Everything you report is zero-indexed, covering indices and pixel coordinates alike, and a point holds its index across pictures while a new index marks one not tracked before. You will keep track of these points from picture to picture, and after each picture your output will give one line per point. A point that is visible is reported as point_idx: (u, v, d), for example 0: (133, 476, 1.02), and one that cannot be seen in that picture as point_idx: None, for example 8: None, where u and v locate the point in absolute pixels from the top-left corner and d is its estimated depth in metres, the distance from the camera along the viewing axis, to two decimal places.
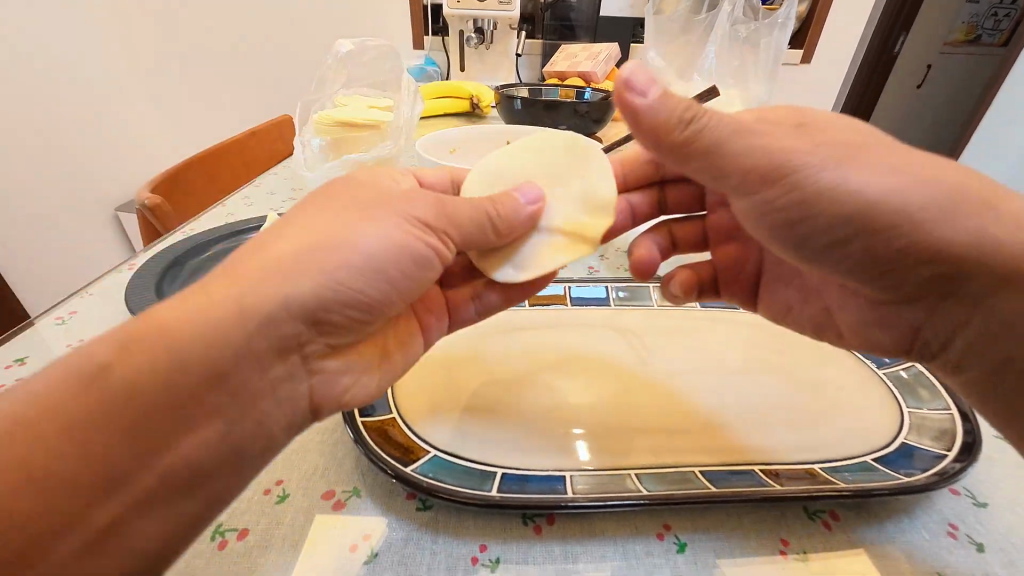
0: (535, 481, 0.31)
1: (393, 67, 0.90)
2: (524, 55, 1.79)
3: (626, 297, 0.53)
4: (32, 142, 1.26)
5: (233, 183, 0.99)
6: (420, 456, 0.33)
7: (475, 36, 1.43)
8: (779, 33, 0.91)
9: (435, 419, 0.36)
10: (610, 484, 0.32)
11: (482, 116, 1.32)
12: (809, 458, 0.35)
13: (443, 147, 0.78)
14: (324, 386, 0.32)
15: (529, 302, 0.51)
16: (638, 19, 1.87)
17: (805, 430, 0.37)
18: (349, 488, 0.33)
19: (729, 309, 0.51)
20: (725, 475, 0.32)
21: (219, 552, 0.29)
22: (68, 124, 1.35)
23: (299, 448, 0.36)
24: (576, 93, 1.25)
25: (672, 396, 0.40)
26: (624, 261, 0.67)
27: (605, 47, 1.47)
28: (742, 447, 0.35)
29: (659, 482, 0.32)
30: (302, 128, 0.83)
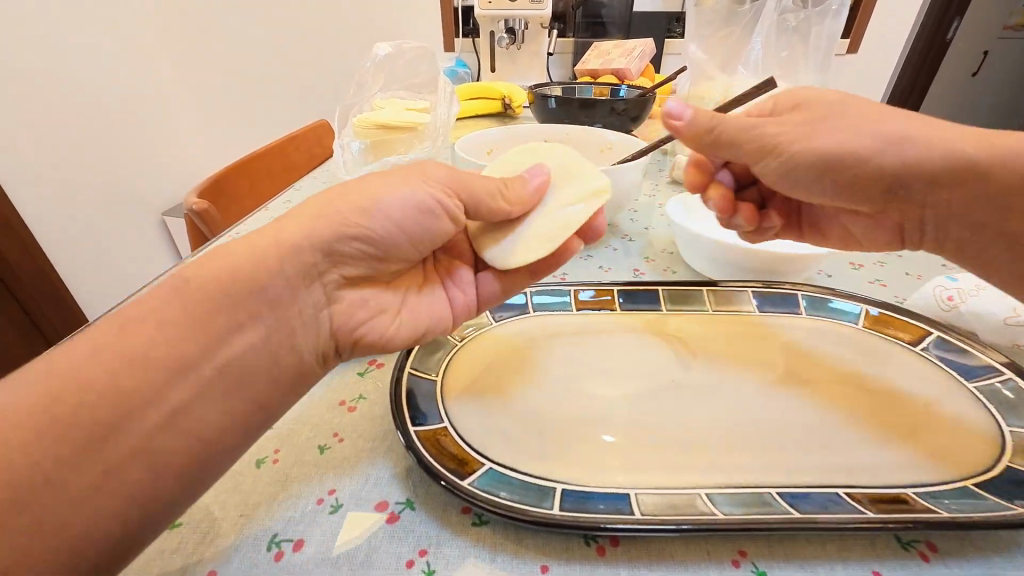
0: (596, 499, 0.30)
1: (428, 69, 0.91)
2: (556, 55, 1.77)
3: (678, 301, 0.49)
4: (84, 149, 1.32)
5: (274, 186, 1.01)
6: (475, 469, 0.31)
7: (506, 36, 1.42)
8: (832, 21, 0.87)
9: (488, 427, 0.35)
10: (680, 505, 0.29)
11: (514, 116, 1.31)
12: (898, 482, 0.32)
13: (481, 148, 0.77)
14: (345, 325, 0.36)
15: (576, 305, 0.49)
16: (672, 13, 1.83)
17: (887, 451, 0.34)
18: (402, 499, 0.32)
19: (792, 315, 0.48)
20: (808, 497, 0.30)
21: (277, 564, 0.28)
22: (116, 132, 1.41)
23: (350, 456, 0.35)
24: (611, 90, 1.22)
25: (735, 410, 0.38)
26: (670, 262, 0.65)
27: (639, 42, 1.43)
28: (822, 467, 0.33)
29: (734, 504, 0.29)
30: (342, 131, 0.84)
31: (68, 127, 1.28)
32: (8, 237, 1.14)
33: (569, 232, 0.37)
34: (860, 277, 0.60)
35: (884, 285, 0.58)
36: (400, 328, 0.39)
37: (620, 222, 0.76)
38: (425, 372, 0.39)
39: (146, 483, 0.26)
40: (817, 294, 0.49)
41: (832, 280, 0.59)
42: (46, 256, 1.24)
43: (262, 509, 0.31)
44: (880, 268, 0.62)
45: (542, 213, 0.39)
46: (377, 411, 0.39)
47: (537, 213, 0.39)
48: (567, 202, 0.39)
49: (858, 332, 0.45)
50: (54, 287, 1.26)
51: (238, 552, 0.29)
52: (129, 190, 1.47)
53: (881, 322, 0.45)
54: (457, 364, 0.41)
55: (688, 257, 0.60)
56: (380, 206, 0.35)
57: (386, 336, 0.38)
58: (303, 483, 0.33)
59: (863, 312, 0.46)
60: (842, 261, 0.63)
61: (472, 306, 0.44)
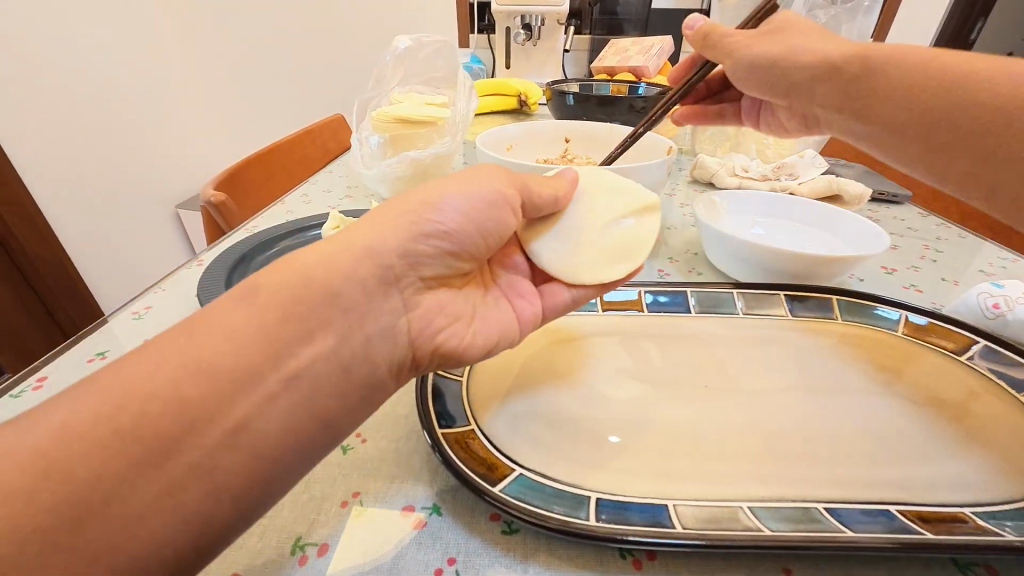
0: (633, 510, 0.28)
1: (446, 63, 0.90)
2: (571, 52, 1.73)
3: (707, 304, 0.48)
4: (98, 141, 1.33)
5: (290, 180, 1.00)
6: (506, 474, 0.30)
7: (523, 32, 1.40)
8: (864, 18, 0.84)
9: (517, 431, 0.34)
10: (722, 517, 0.28)
11: (530, 113, 1.30)
12: (951, 501, 0.30)
13: (501, 143, 0.75)
14: (428, 330, 0.34)
15: (603, 307, 0.48)
16: (689, 10, 1.81)
17: (934, 467, 0.33)
18: (429, 504, 0.31)
19: (827, 320, 0.46)
20: (862, 515, 0.28)
21: (301, 568, 0.27)
22: (129, 125, 1.42)
23: (373, 457, 0.34)
24: (629, 88, 1.19)
25: (769, 421, 0.37)
26: (695, 263, 0.63)
27: (657, 39, 1.41)
28: (864, 482, 0.32)
29: (781, 520, 0.28)
30: (360, 125, 0.84)
31: (83, 118, 1.28)
32: (27, 226, 1.16)
33: (626, 249, 0.41)
34: (893, 282, 0.58)
35: (920, 291, 0.56)
36: (475, 337, 0.37)
37: None
38: (450, 372, 0.38)
39: (196, 499, 0.24)
40: (854, 299, 0.47)
41: (864, 285, 0.57)
42: (63, 247, 1.25)
43: (286, 510, 0.31)
44: (915, 273, 0.60)
45: (590, 221, 0.41)
46: (400, 411, 0.38)
47: (585, 219, 0.40)
48: (616, 215, 0.41)
49: (896, 339, 0.44)
50: (69, 277, 1.27)
51: (262, 556, 0.28)
52: (143, 183, 1.48)
53: (923, 329, 0.44)
54: (482, 364, 0.40)
55: (715, 259, 0.59)
56: (409, 200, 0.34)
57: (465, 344, 0.36)
58: (326, 484, 0.32)
59: (902, 318, 0.45)
60: (874, 266, 0.61)
61: (541, 315, 0.41)
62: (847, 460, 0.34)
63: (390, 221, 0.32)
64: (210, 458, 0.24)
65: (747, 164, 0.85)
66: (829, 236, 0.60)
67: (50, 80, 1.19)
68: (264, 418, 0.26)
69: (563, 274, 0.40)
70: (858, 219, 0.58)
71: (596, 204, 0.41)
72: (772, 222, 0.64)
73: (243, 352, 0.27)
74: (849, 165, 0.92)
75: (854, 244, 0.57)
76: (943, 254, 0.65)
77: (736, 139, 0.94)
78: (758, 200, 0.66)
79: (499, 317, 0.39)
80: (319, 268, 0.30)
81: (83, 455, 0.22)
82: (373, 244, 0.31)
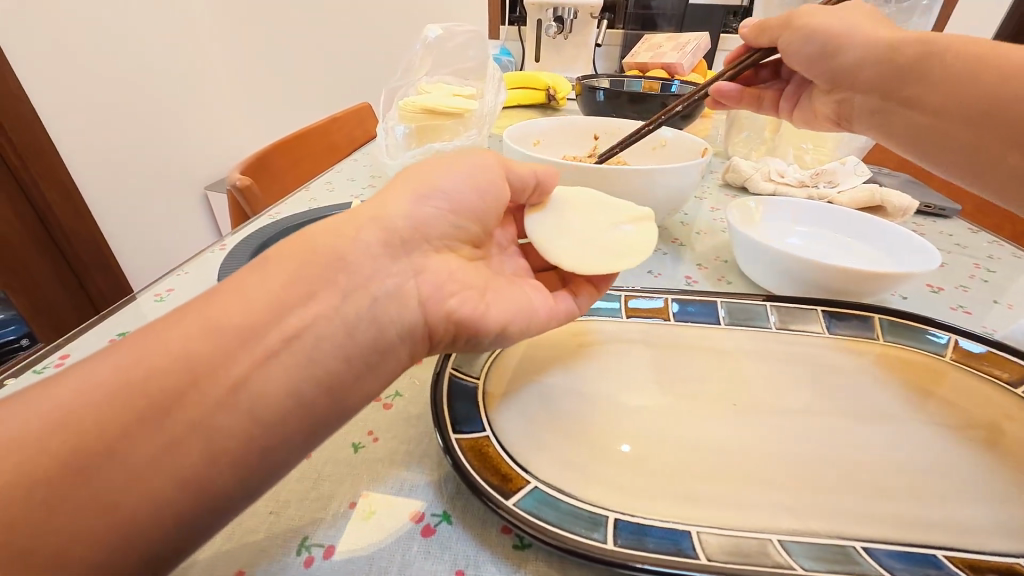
0: (654, 535, 0.27)
1: (478, 54, 0.88)
2: (602, 47, 1.68)
3: (738, 316, 0.45)
4: (119, 127, 1.34)
5: (317, 167, 1.01)
6: (520, 487, 0.29)
7: (554, 25, 1.37)
8: None
9: (532, 441, 0.33)
10: (749, 550, 0.26)
11: (557, 108, 1.28)
12: (998, 549, 0.28)
13: (527, 139, 0.73)
14: (441, 295, 0.33)
15: (626, 313, 0.46)
16: (727, 7, 1.74)
17: (978, 510, 0.30)
18: (437, 511, 0.30)
19: (866, 340, 0.43)
20: (905, 559, 0.26)
21: (307, 569, 0.27)
22: (152, 109, 1.44)
23: (384, 458, 0.33)
24: (661, 86, 1.16)
25: (788, 446, 0.35)
26: (724, 271, 0.61)
27: (692, 36, 1.37)
28: (907, 521, 0.29)
29: (814, 558, 0.26)
30: (387, 114, 0.83)
31: (106, 102, 1.29)
32: (66, 201, 1.20)
33: (631, 249, 0.42)
34: (940, 302, 0.54)
35: (969, 313, 0.53)
36: (488, 311, 0.36)
37: (670, 224, 0.73)
38: (467, 374, 0.36)
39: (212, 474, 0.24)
40: (899, 319, 0.44)
41: (907, 303, 0.54)
42: (99, 227, 1.30)
43: (292, 509, 0.30)
44: (962, 293, 0.56)
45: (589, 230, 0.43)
46: (413, 411, 0.37)
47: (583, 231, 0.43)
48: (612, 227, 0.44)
49: (944, 366, 0.41)
50: (103, 255, 1.32)
51: (268, 554, 0.27)
52: (172, 163, 1.52)
53: (975, 356, 0.40)
54: (499, 367, 0.38)
55: (745, 267, 0.56)
56: (416, 196, 0.34)
57: (480, 313, 0.35)
58: (335, 483, 0.31)
59: (952, 342, 0.42)
60: (918, 283, 0.58)
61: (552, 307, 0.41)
62: (885, 495, 0.31)
63: (386, 215, 0.32)
64: (208, 440, 0.24)
65: (783, 169, 0.81)
66: (870, 249, 0.57)
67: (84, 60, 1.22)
68: (254, 401, 0.26)
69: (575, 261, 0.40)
70: (905, 234, 0.54)
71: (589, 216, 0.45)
72: (808, 233, 0.61)
73: (244, 343, 0.26)
74: (892, 174, 0.87)
75: (898, 261, 0.53)
76: (996, 274, 0.61)
77: (773, 143, 0.90)
78: (794, 208, 0.63)
79: (514, 297, 0.38)
80: (324, 261, 0.29)
81: (79, 444, 0.22)
82: (369, 238, 0.31)
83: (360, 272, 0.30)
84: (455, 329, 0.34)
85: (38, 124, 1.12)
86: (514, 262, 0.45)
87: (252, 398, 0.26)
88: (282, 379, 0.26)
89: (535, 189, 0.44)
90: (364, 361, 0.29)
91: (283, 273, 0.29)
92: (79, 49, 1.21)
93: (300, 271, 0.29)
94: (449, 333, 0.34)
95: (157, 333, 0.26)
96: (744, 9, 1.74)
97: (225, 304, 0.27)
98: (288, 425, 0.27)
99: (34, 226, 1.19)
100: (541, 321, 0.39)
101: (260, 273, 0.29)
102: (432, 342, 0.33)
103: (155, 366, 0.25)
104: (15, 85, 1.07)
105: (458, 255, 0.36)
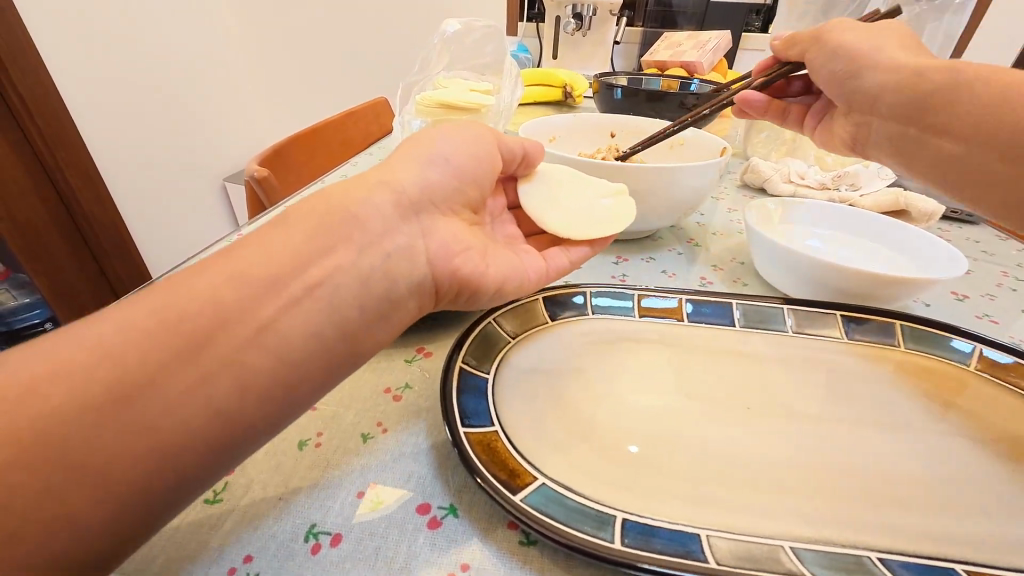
0: (662, 537, 0.26)
1: (494, 49, 0.89)
2: (620, 44, 1.66)
3: (754, 318, 0.45)
4: (119, 127, 1.31)
5: (331, 160, 1.01)
6: (528, 483, 0.28)
7: (573, 22, 1.35)
8: None
9: (541, 438, 0.33)
10: (759, 555, 0.26)
11: (573, 105, 1.27)
12: (1017, 566, 0.27)
13: (543, 134, 0.73)
14: (448, 255, 0.35)
15: (639, 312, 0.45)
16: (749, 4, 1.70)
17: (1002, 530, 0.29)
18: (444, 504, 0.30)
19: (886, 347, 0.42)
20: (922, 572, 0.25)
21: (314, 557, 0.27)
22: (154, 110, 1.41)
23: (393, 450, 0.33)
24: (680, 84, 1.14)
25: (791, 446, 0.35)
26: (741, 273, 0.60)
27: (714, 35, 1.34)
28: (922, 532, 0.29)
29: (826, 566, 0.25)
30: (404, 108, 0.83)
31: (106, 101, 1.27)
32: (88, 189, 1.23)
33: (613, 216, 0.46)
34: (964, 310, 0.53)
35: (994, 322, 0.51)
36: (486, 270, 0.38)
37: (685, 225, 0.72)
38: (477, 369, 0.36)
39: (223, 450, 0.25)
40: (920, 325, 0.42)
41: (929, 310, 0.53)
42: (119, 215, 1.33)
43: (301, 496, 0.30)
44: (988, 301, 0.55)
45: (575, 199, 0.47)
46: (422, 403, 0.37)
47: (571, 199, 0.47)
48: (596, 195, 0.48)
49: (967, 375, 0.39)
50: (123, 242, 1.35)
51: (277, 540, 0.27)
52: (184, 160, 1.52)
53: (1001, 366, 0.39)
54: (508, 362, 0.38)
55: (763, 270, 0.55)
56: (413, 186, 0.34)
57: (479, 271, 0.37)
58: (345, 473, 0.32)
59: (977, 351, 0.40)
60: (942, 289, 0.56)
61: (545, 272, 0.43)
62: (905, 507, 0.30)
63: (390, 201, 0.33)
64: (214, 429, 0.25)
65: (804, 171, 0.80)
66: (891, 252, 0.55)
67: (103, 54, 1.25)
68: (263, 365, 0.26)
69: (545, 225, 0.44)
70: (928, 236, 0.53)
71: (578, 186, 0.48)
72: (828, 235, 0.59)
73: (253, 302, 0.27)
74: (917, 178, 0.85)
75: (924, 266, 0.52)
76: None
77: (794, 144, 0.89)
78: (815, 209, 0.61)
79: (506, 259, 0.41)
80: (345, 226, 0.31)
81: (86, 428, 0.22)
82: (373, 213, 0.32)
83: (366, 239, 0.31)
84: (459, 287, 0.37)
85: (63, 109, 1.15)
86: (505, 230, 0.47)
87: (271, 358, 0.27)
88: (289, 343, 0.27)
89: (523, 160, 0.46)
90: (375, 310, 0.31)
91: (300, 235, 0.30)
92: (81, 48, 1.19)
93: (312, 237, 0.30)
94: (453, 289, 0.37)
95: (179, 286, 0.27)
96: (767, 6, 1.69)
97: (243, 263, 0.28)
98: (302, 391, 0.28)
99: (59, 210, 1.22)
100: (530, 281, 0.42)
101: (278, 237, 0.30)
102: (437, 297, 0.36)
103: (162, 323, 0.25)
104: (43, 74, 1.10)
105: (460, 225, 0.38)
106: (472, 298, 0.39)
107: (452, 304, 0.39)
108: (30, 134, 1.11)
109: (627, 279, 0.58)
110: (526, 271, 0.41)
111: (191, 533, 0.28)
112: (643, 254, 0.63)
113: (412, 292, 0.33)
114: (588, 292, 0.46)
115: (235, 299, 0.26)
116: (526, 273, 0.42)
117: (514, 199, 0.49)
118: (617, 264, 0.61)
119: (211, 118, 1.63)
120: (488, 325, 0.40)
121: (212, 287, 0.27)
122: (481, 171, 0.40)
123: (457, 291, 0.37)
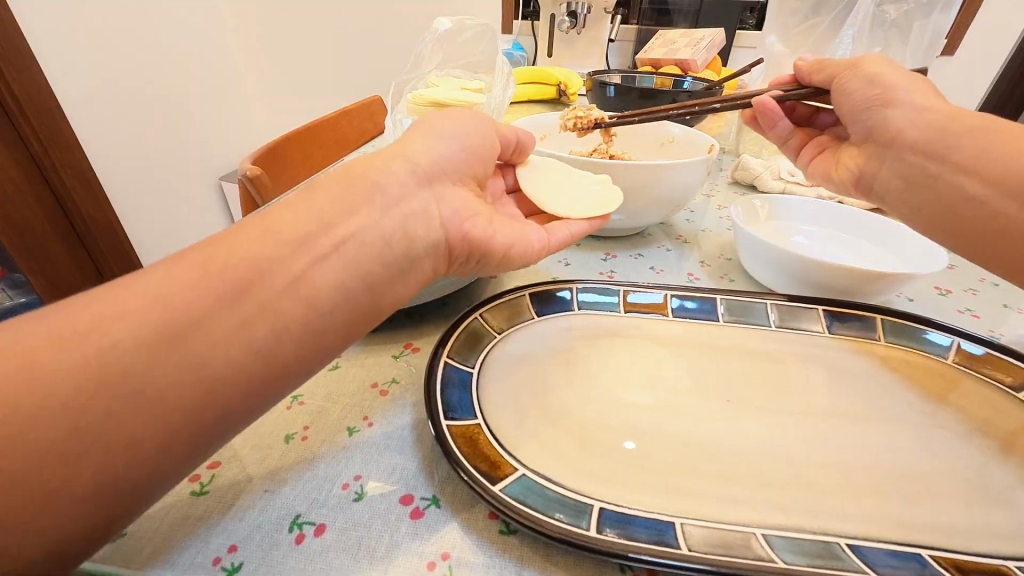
0: (638, 525, 0.27)
1: (487, 48, 0.89)
2: (615, 42, 1.66)
3: (738, 313, 0.45)
4: (118, 126, 1.31)
5: (324, 158, 1.01)
6: (507, 474, 0.29)
7: (567, 20, 1.35)
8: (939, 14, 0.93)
9: (523, 430, 0.33)
10: (732, 543, 0.26)
11: (568, 103, 1.27)
12: (992, 552, 0.27)
13: (534, 132, 0.73)
14: (458, 219, 0.36)
15: (625, 308, 0.46)
16: (744, 2, 1.71)
17: (976, 516, 0.30)
18: (428, 495, 0.31)
19: (867, 341, 0.43)
20: (888, 556, 0.26)
21: (297, 546, 0.27)
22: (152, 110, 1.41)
23: (378, 443, 0.34)
24: (673, 82, 1.15)
25: (769, 438, 0.35)
26: (728, 269, 0.60)
27: (708, 32, 1.34)
28: (900, 522, 0.29)
29: (797, 552, 0.26)
30: (396, 107, 0.84)
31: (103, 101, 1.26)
32: (84, 189, 1.23)
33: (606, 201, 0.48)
34: (947, 304, 0.54)
35: (975, 316, 0.52)
36: (495, 233, 0.38)
37: (674, 222, 0.72)
38: (463, 364, 0.37)
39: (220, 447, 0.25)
40: (900, 320, 0.43)
41: (912, 305, 0.53)
42: (116, 216, 1.33)
43: (287, 487, 0.31)
44: (971, 296, 0.55)
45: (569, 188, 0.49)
46: (408, 398, 0.38)
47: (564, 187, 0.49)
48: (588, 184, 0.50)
49: (946, 368, 0.40)
50: (121, 242, 1.35)
51: (260, 530, 0.28)
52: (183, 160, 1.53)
53: (977, 358, 0.40)
54: (494, 357, 0.39)
55: (748, 265, 0.56)
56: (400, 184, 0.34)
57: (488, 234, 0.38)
58: (330, 466, 0.32)
59: (955, 345, 0.41)
60: (925, 285, 0.57)
61: (549, 244, 0.44)
62: (880, 497, 0.31)
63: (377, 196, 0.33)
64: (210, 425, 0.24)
65: (793, 168, 0.80)
66: (876, 248, 0.56)
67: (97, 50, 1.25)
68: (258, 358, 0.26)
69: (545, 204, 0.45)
70: (912, 232, 0.54)
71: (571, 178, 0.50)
72: (815, 230, 0.60)
73: None
74: None
75: (908, 260, 0.52)
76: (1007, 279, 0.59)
77: None
78: (802, 205, 0.62)
79: (512, 224, 0.41)
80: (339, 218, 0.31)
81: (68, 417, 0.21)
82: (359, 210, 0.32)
83: None
84: (471, 248, 0.37)
85: (57, 108, 1.15)
86: (508, 211, 0.48)
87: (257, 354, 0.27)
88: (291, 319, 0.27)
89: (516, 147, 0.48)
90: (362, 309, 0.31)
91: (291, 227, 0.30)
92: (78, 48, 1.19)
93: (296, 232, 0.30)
94: (466, 250, 0.37)
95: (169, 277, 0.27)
96: (761, 5, 1.70)
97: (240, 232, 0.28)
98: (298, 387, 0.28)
99: (54, 210, 1.21)
100: (536, 252, 0.42)
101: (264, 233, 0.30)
102: (450, 258, 0.37)
103: None
104: (37, 73, 1.10)
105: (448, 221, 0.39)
106: (482, 263, 0.40)
107: (461, 269, 0.39)
108: (24, 132, 1.10)
109: (615, 275, 0.58)
110: (532, 241, 0.42)
111: (177, 523, 0.28)
112: (632, 251, 0.64)
113: (412, 285, 0.33)
114: (574, 288, 0.46)
115: (230, 274, 0.26)
116: (531, 241, 0.42)
117: (512, 184, 0.50)
118: (605, 261, 0.61)
119: (210, 118, 1.64)
120: (474, 321, 0.40)
121: (202, 262, 0.26)
122: (485, 167, 0.41)
123: (468, 255, 0.38)
